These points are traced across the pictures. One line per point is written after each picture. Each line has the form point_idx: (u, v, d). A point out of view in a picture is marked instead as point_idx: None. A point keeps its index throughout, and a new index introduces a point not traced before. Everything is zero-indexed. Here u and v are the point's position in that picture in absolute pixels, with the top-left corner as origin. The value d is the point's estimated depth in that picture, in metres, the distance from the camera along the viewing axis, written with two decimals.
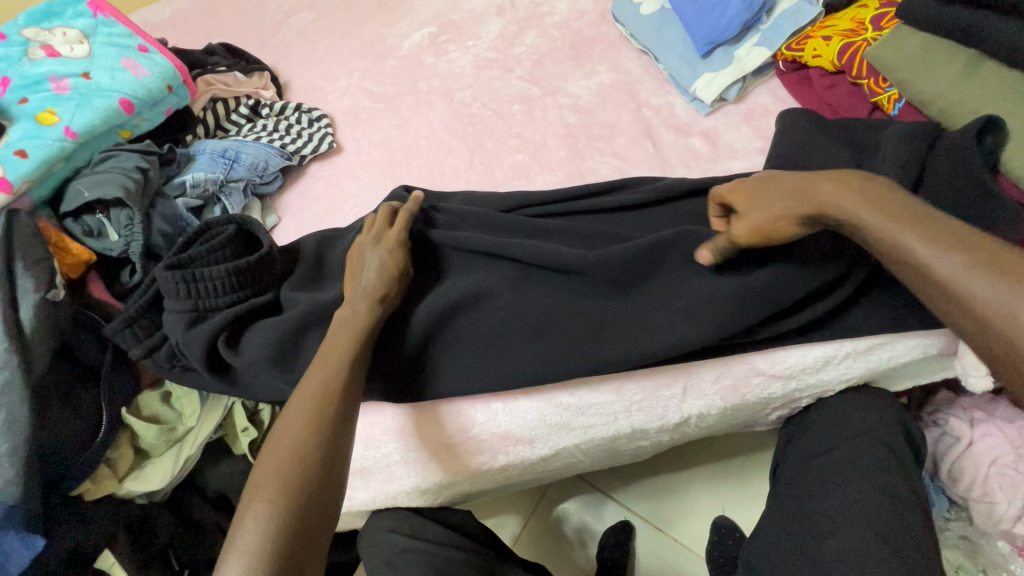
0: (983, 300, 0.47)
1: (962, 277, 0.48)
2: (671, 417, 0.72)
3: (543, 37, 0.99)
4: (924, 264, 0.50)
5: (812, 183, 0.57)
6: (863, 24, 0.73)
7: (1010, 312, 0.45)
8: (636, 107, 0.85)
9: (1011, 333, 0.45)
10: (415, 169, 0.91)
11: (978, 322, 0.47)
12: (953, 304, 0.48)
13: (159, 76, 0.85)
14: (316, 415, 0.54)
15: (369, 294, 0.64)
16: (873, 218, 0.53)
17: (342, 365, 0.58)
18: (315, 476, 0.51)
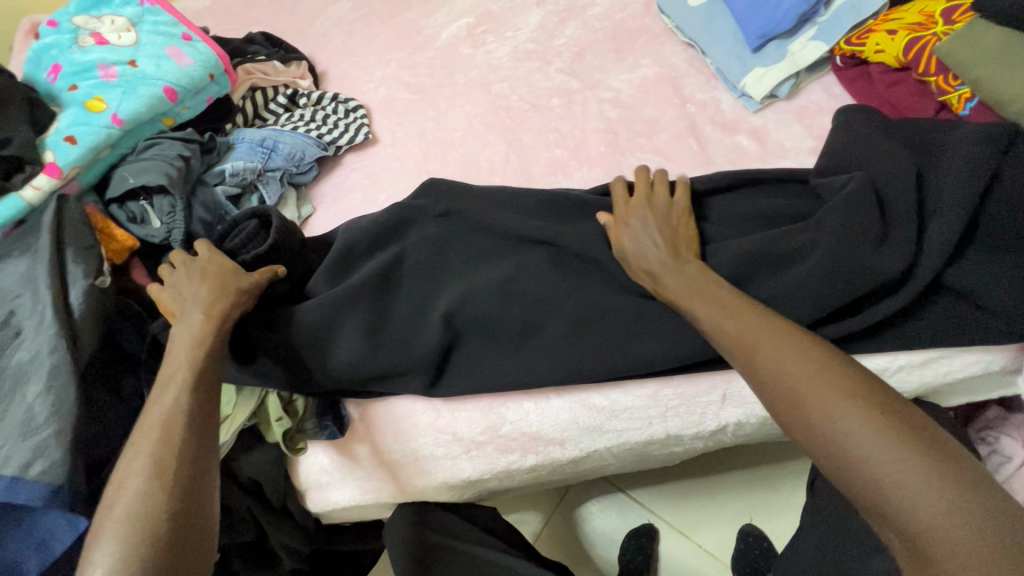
0: (851, 444, 0.45)
1: (833, 416, 0.46)
2: (709, 425, 0.70)
3: (584, 28, 0.96)
4: (799, 393, 0.48)
5: (684, 283, 0.60)
6: (932, 17, 0.69)
7: (859, 454, 0.44)
8: (680, 102, 0.82)
9: (860, 469, 0.44)
10: (449, 162, 0.90)
11: (833, 459, 0.46)
12: (821, 443, 0.46)
13: (202, 65, 0.85)
14: (163, 456, 0.51)
15: (199, 301, 0.63)
16: (746, 340, 0.53)
17: (183, 396, 0.55)
18: (165, 507, 0.48)
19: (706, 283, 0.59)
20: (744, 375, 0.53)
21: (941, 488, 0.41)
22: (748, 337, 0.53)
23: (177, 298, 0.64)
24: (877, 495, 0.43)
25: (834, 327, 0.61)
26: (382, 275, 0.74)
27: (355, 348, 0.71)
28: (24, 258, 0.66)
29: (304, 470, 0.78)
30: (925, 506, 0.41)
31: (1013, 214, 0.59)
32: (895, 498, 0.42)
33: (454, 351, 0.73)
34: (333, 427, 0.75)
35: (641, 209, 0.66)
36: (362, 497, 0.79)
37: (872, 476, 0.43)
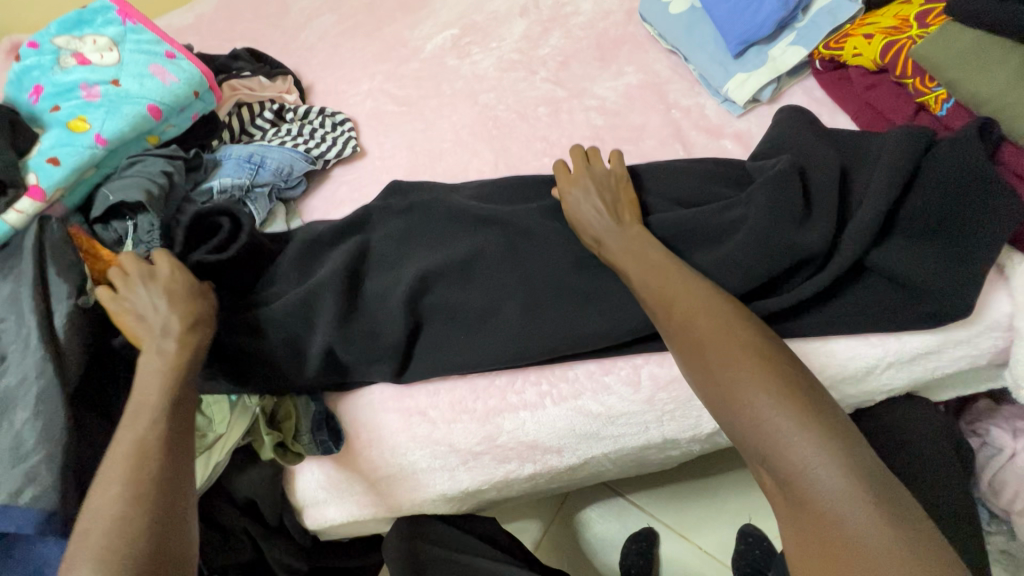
0: (737, 388, 0.51)
1: (728, 365, 0.52)
2: (704, 427, 0.71)
3: (568, 37, 0.97)
4: (702, 343, 0.54)
5: (623, 246, 0.64)
6: (907, 21, 0.70)
7: (742, 391, 0.50)
8: (665, 108, 0.83)
9: (741, 403, 0.50)
10: (438, 172, 0.91)
11: (721, 394, 0.51)
12: (719, 388, 0.52)
13: (187, 82, 0.85)
14: (131, 478, 0.51)
15: (168, 333, 0.61)
16: (667, 298, 0.58)
17: (151, 421, 0.55)
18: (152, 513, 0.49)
19: (642, 243, 0.64)
20: (660, 325, 0.58)
21: (800, 419, 0.47)
22: (665, 292, 0.58)
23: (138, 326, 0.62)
24: (753, 431, 0.49)
25: (764, 303, 0.62)
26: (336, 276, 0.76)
27: (321, 337, 0.72)
28: (8, 281, 0.65)
29: (300, 486, 0.77)
30: (789, 443, 0.47)
31: (937, 193, 0.61)
32: (764, 427, 0.48)
33: (417, 338, 0.75)
34: (329, 439, 0.74)
35: (583, 178, 0.70)
36: (360, 513, 0.78)
37: (748, 412, 0.49)
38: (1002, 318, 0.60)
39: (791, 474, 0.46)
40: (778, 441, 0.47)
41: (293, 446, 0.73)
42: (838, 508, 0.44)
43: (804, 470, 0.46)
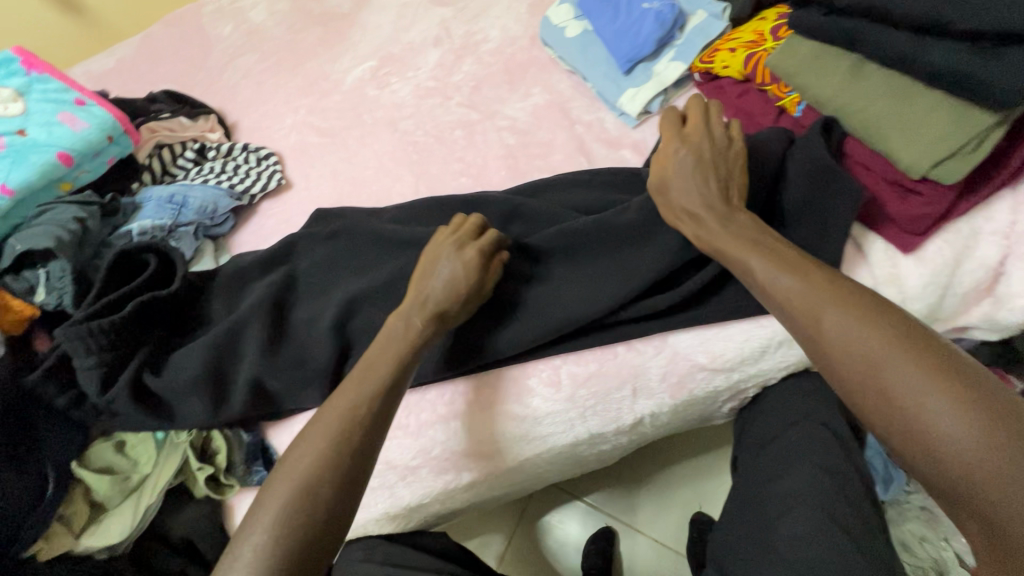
0: (907, 399, 0.47)
1: (890, 374, 0.48)
2: (626, 418, 0.75)
3: (479, 64, 1.03)
4: (865, 354, 0.50)
5: (735, 234, 0.60)
6: (763, 35, 0.77)
7: (932, 422, 0.46)
8: (569, 124, 0.89)
9: (930, 436, 0.46)
10: (364, 199, 0.94)
11: (901, 425, 0.47)
12: (899, 419, 0.47)
13: (99, 128, 0.86)
14: (328, 451, 0.57)
15: (425, 307, 0.66)
16: (815, 314, 0.53)
17: (370, 393, 0.61)
18: (323, 492, 0.55)
19: (768, 240, 0.59)
20: (810, 347, 0.54)
21: (1006, 454, 0.43)
22: (818, 310, 0.53)
23: (420, 289, 0.67)
24: (927, 445, 0.46)
25: (660, 298, 0.69)
26: (259, 306, 0.77)
27: (248, 370, 0.73)
28: None
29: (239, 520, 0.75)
30: (989, 465, 0.43)
31: (803, 181, 0.64)
32: (960, 464, 0.44)
33: (347, 361, 0.77)
34: (263, 468, 0.75)
35: (681, 153, 0.64)
36: None
37: (939, 447, 0.45)
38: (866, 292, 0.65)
39: (1003, 521, 0.42)
40: (979, 477, 0.43)
41: (225, 479, 0.73)
42: None
43: (999, 485, 0.43)
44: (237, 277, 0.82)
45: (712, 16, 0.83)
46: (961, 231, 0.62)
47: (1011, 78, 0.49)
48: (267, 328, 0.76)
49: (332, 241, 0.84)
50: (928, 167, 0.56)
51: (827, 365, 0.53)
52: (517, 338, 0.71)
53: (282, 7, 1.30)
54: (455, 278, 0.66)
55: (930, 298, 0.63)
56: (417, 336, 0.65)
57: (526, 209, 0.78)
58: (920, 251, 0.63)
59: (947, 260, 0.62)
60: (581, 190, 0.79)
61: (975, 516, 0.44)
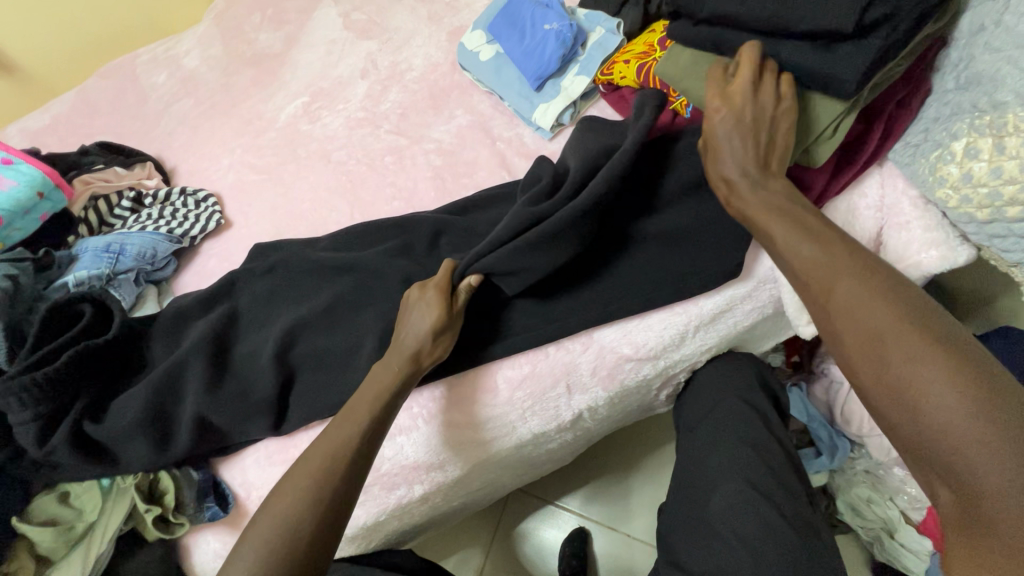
0: (902, 370, 0.46)
1: (890, 343, 0.48)
2: (564, 415, 0.78)
3: (405, 92, 1.07)
4: (868, 324, 0.49)
5: (763, 201, 0.59)
6: (652, 46, 0.83)
7: (927, 394, 0.44)
8: (491, 141, 0.94)
9: (921, 404, 0.45)
10: (302, 231, 0.97)
11: (894, 394, 0.46)
12: (894, 388, 0.46)
13: (27, 184, 0.87)
14: (326, 465, 0.61)
15: (404, 354, 0.68)
16: (829, 279, 0.53)
17: (361, 428, 0.63)
18: (327, 491, 0.60)
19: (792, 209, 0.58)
20: (820, 315, 0.53)
21: (996, 432, 0.41)
22: (831, 280, 0.52)
23: (398, 341, 0.69)
24: (914, 415, 0.45)
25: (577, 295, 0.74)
26: (199, 343, 0.78)
27: (190, 408, 0.74)
28: None
29: (196, 559, 0.76)
30: (978, 444, 0.41)
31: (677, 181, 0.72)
32: (945, 436, 0.43)
33: (292, 388, 0.78)
34: (215, 503, 0.75)
35: (718, 128, 0.61)
36: None
37: (929, 418, 0.44)
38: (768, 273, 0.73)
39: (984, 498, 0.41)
40: (964, 450, 0.42)
41: (175, 517, 0.72)
42: None
43: (980, 455, 0.41)
44: (175, 317, 0.83)
45: (609, 31, 0.90)
46: (839, 209, 0.68)
47: (846, 71, 0.56)
48: (208, 365, 0.77)
49: (270, 274, 0.86)
50: (795, 153, 0.62)
51: (833, 333, 0.52)
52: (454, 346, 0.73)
53: (214, 51, 1.33)
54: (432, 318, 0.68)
55: None
56: (394, 381, 0.66)
57: (452, 227, 0.82)
58: None
59: None
60: (500, 205, 0.84)
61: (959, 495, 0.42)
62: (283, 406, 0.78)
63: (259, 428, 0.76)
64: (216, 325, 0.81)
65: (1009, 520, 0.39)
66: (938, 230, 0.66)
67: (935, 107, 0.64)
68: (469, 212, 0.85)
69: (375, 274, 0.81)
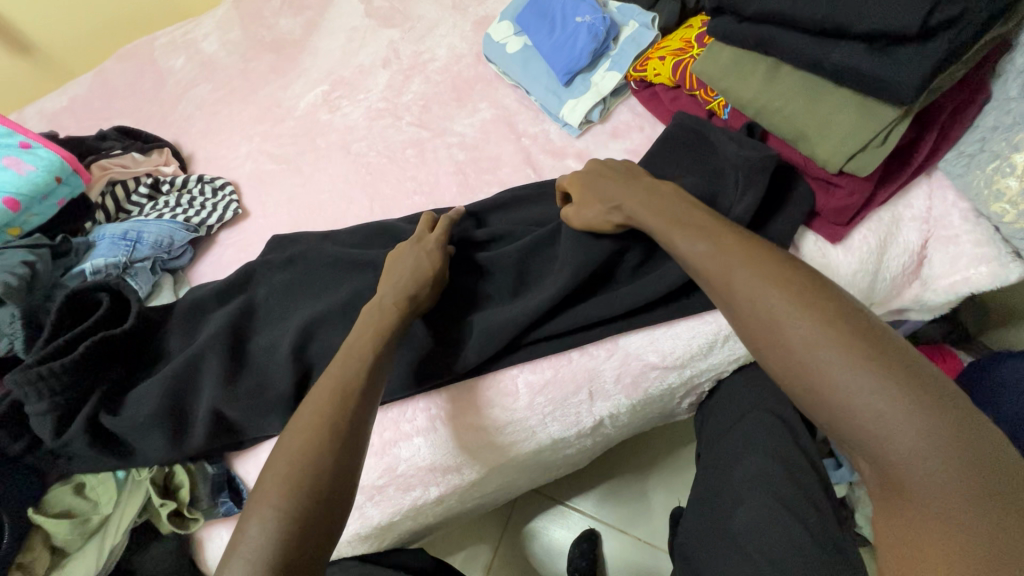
0: (846, 399, 0.44)
1: (833, 375, 0.45)
2: (585, 421, 0.76)
3: (428, 83, 1.05)
4: (811, 357, 0.46)
5: (657, 210, 0.61)
6: (689, 42, 0.80)
7: (830, 373, 0.45)
8: (516, 137, 0.91)
9: (827, 383, 0.45)
10: (320, 223, 0.95)
11: (799, 378, 0.47)
12: (793, 372, 0.47)
13: (46, 169, 0.86)
14: (325, 419, 0.57)
15: (398, 291, 0.69)
16: (722, 270, 0.53)
17: (360, 370, 0.61)
18: (330, 448, 0.55)
19: (720, 235, 0.55)
20: (721, 306, 0.53)
21: (886, 392, 0.43)
22: (728, 269, 0.52)
23: (389, 278, 0.71)
24: (866, 441, 0.43)
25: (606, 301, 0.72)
26: (220, 336, 0.77)
27: (206, 403, 0.73)
28: None
29: (209, 553, 0.75)
30: (878, 414, 0.43)
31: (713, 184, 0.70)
32: (851, 410, 0.44)
33: (309, 385, 0.77)
34: (229, 498, 0.75)
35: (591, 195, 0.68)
36: None
37: (838, 396, 0.44)
38: None
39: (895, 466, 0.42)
40: (870, 421, 0.43)
41: (190, 513, 0.72)
42: (961, 500, 0.40)
43: (881, 422, 0.43)
44: (192, 310, 0.82)
45: (643, 26, 0.87)
46: (883, 219, 0.65)
47: (905, 74, 0.53)
48: (225, 359, 0.76)
49: (288, 267, 0.84)
50: (842, 161, 0.59)
51: (738, 323, 0.52)
52: (475, 347, 0.72)
53: (233, 36, 1.31)
54: (425, 263, 0.71)
55: (861, 285, 0.66)
56: (392, 314, 0.67)
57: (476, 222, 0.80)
58: (848, 238, 0.65)
59: (872, 247, 0.65)
60: (527, 205, 0.82)
61: (873, 462, 0.44)
62: (300, 403, 0.76)
63: (276, 424, 0.75)
64: (233, 319, 0.79)
65: (925, 486, 0.41)
66: (989, 246, 0.64)
67: (993, 115, 0.61)
68: (493, 210, 0.83)
69: None
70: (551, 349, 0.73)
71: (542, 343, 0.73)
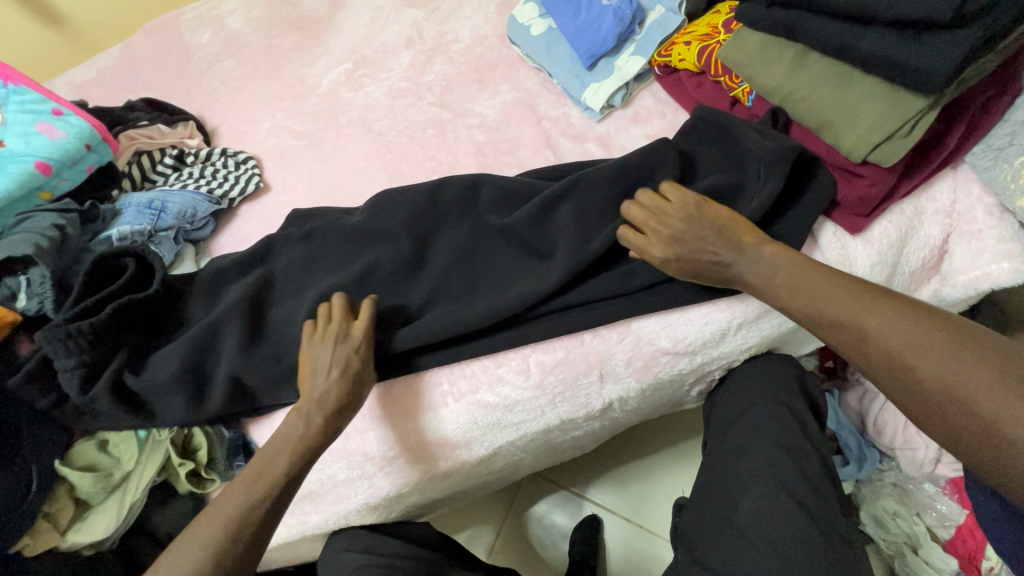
0: (996, 421, 0.47)
1: (989, 404, 0.47)
2: (595, 403, 0.77)
3: (450, 64, 1.05)
4: (963, 392, 0.49)
5: (761, 271, 0.62)
6: (716, 27, 0.80)
7: (985, 409, 0.48)
8: (537, 120, 0.91)
9: (984, 417, 0.48)
10: (339, 199, 0.97)
11: (952, 416, 0.49)
12: (945, 411, 0.50)
13: (76, 136, 0.88)
14: (238, 510, 0.61)
15: (325, 405, 0.67)
16: (851, 316, 0.55)
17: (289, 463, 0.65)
18: (236, 544, 0.59)
19: (842, 280, 0.58)
20: (851, 353, 0.56)
21: None
22: (857, 316, 0.55)
23: (310, 385, 0.68)
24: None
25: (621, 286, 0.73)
26: (244, 304, 0.79)
27: (225, 367, 0.75)
28: None
29: None
30: None
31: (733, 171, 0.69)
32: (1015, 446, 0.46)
33: None
34: (244, 462, 0.78)
35: (677, 237, 0.65)
36: (289, 533, 0.83)
37: (996, 430, 0.47)
38: None
39: None
40: None
41: (207, 474, 0.75)
42: None
43: None
44: (213, 279, 0.84)
45: (669, 11, 0.86)
46: (905, 212, 0.65)
47: (936, 64, 0.52)
48: (245, 327, 0.78)
49: (307, 240, 0.85)
50: (866, 151, 0.59)
51: (873, 368, 0.55)
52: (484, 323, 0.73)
53: (258, 13, 1.32)
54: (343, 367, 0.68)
55: (880, 277, 0.65)
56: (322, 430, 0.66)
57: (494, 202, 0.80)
58: (868, 229, 0.65)
59: (892, 240, 0.64)
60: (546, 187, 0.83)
61: None
62: None
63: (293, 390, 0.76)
64: (253, 288, 0.81)
65: None
66: (1012, 242, 0.63)
67: None
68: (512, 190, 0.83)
69: (417, 252, 0.80)
70: (561, 329, 0.73)
71: (554, 321, 0.74)
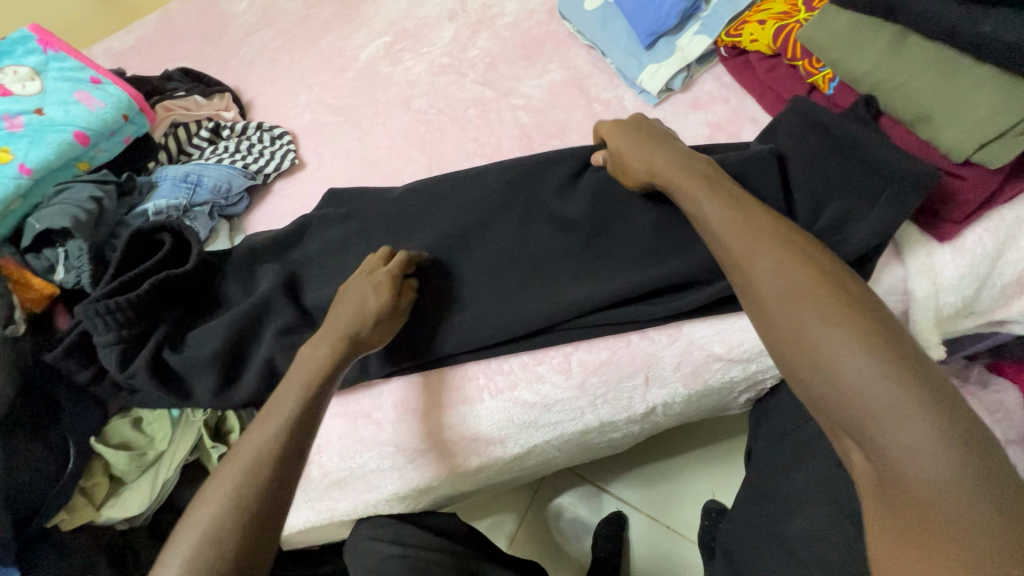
0: (849, 378, 0.43)
1: (845, 363, 0.44)
2: (638, 407, 0.73)
3: (495, 39, 0.99)
4: (826, 346, 0.45)
5: (681, 171, 0.61)
6: (796, 5, 0.74)
7: (839, 367, 0.44)
8: (587, 102, 0.86)
9: (833, 377, 0.44)
10: (375, 179, 0.93)
11: (810, 369, 0.46)
12: (805, 358, 0.46)
13: (114, 106, 0.86)
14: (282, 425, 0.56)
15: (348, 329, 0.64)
16: (749, 245, 0.53)
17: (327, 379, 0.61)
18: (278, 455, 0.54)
19: (751, 214, 0.55)
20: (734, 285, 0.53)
21: (916, 399, 0.41)
22: (751, 250, 0.52)
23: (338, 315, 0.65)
24: (870, 435, 0.42)
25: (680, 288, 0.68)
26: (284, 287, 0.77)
27: (264, 351, 0.72)
28: None
29: None
30: (904, 423, 0.40)
31: (811, 164, 0.63)
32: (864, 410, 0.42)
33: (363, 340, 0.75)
34: None
35: (628, 132, 0.68)
36: (316, 519, 0.82)
37: (847, 389, 0.43)
38: (897, 283, 0.60)
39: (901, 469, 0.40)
40: (885, 421, 0.41)
41: None
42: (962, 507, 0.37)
43: (898, 422, 0.41)
44: (248, 256, 0.81)
45: None
46: (1005, 219, 0.59)
47: None
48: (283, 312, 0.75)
49: (347, 220, 0.83)
50: (972, 149, 0.54)
51: (751, 307, 0.52)
52: (526, 316, 0.70)
53: None
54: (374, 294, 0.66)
55: (969, 289, 0.59)
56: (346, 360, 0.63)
57: (542, 191, 0.76)
58: (962, 234, 0.58)
59: (988, 249, 0.58)
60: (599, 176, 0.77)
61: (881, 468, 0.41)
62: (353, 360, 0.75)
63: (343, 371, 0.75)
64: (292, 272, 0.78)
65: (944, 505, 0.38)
66: None
67: None
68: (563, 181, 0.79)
69: (459, 238, 0.76)
70: (613, 327, 0.70)
71: (599, 319, 0.70)
